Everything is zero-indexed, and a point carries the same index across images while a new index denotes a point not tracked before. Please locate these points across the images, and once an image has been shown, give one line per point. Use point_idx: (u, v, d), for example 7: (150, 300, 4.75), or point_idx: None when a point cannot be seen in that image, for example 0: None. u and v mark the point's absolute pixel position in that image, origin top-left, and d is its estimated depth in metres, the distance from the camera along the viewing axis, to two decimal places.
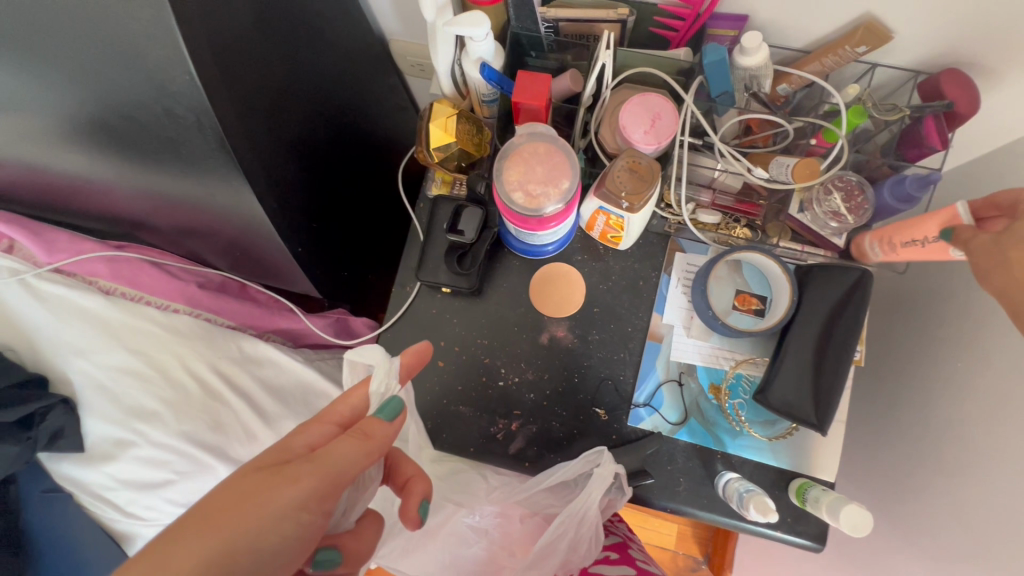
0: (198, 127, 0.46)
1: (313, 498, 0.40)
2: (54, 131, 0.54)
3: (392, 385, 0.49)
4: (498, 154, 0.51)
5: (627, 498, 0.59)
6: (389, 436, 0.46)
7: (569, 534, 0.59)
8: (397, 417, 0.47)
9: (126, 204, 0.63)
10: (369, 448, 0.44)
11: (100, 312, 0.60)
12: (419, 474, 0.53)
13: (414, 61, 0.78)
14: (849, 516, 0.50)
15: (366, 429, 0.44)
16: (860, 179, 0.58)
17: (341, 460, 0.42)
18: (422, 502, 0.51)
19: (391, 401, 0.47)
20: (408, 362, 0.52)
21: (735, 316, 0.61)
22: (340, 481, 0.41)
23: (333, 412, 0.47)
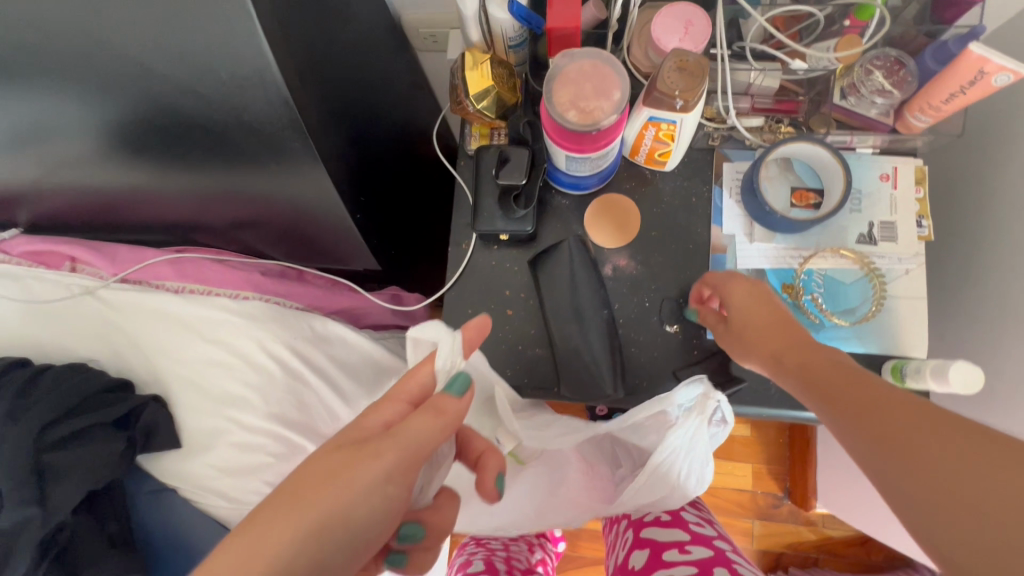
0: (260, 87, 0.46)
1: (397, 471, 0.37)
2: (113, 134, 0.55)
3: (458, 363, 0.42)
4: (546, 78, 0.52)
5: (731, 423, 0.56)
6: (463, 411, 0.41)
7: (684, 462, 0.57)
8: (468, 392, 0.42)
9: (183, 204, 0.64)
10: (445, 424, 0.39)
11: (176, 311, 0.61)
12: (491, 448, 0.50)
13: (427, 32, 0.78)
14: (959, 373, 0.49)
15: (439, 404, 0.40)
16: (899, 53, 0.59)
17: (419, 437, 0.38)
18: (497, 475, 0.49)
19: (459, 375, 0.42)
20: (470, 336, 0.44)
21: (795, 213, 0.61)
22: (421, 457, 0.38)
23: (399, 388, 0.42)
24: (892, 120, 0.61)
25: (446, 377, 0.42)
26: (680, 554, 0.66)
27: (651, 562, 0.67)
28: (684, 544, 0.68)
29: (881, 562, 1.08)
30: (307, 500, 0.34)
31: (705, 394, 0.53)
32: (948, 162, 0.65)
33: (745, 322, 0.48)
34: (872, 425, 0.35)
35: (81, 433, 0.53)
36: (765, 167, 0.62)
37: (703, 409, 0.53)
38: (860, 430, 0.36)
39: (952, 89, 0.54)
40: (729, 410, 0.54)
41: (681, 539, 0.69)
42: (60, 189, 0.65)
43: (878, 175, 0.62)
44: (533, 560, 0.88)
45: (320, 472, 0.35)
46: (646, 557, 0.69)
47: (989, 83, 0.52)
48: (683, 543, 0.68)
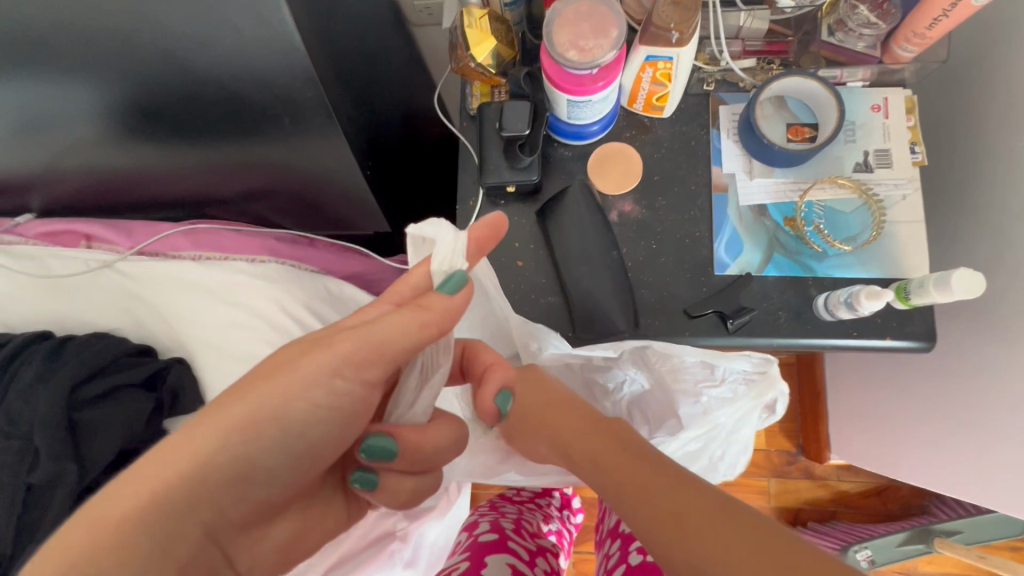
0: (272, 39, 0.47)
1: (350, 362, 0.38)
2: (125, 105, 0.56)
3: (456, 260, 0.41)
4: (544, 23, 0.54)
5: (778, 415, 0.63)
6: (451, 311, 0.41)
7: (721, 444, 0.64)
8: (463, 290, 0.41)
9: (194, 175, 0.66)
10: (422, 319, 0.39)
11: (195, 277, 0.62)
12: (498, 362, 0.53)
13: (422, 4, 0.80)
14: (961, 279, 0.51)
15: (422, 301, 0.40)
16: None
17: (384, 331, 0.39)
18: (500, 392, 0.51)
19: (454, 275, 0.41)
20: (478, 236, 0.43)
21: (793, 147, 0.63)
22: (382, 351, 0.39)
23: (391, 291, 0.43)
24: (879, 52, 0.63)
25: (441, 276, 0.41)
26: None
27: (639, 531, 0.71)
28: None
29: (896, 510, 1.09)
30: (265, 385, 0.37)
31: (769, 373, 0.57)
32: (937, 94, 0.67)
33: (537, 417, 0.53)
34: (592, 466, 0.48)
35: (113, 392, 0.54)
36: (760, 106, 0.64)
37: (762, 389, 0.58)
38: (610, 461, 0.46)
39: (936, 13, 0.55)
40: (784, 403, 0.61)
41: None
42: (71, 169, 0.66)
43: (870, 107, 0.64)
44: (545, 530, 0.89)
45: (281, 359, 0.38)
46: None
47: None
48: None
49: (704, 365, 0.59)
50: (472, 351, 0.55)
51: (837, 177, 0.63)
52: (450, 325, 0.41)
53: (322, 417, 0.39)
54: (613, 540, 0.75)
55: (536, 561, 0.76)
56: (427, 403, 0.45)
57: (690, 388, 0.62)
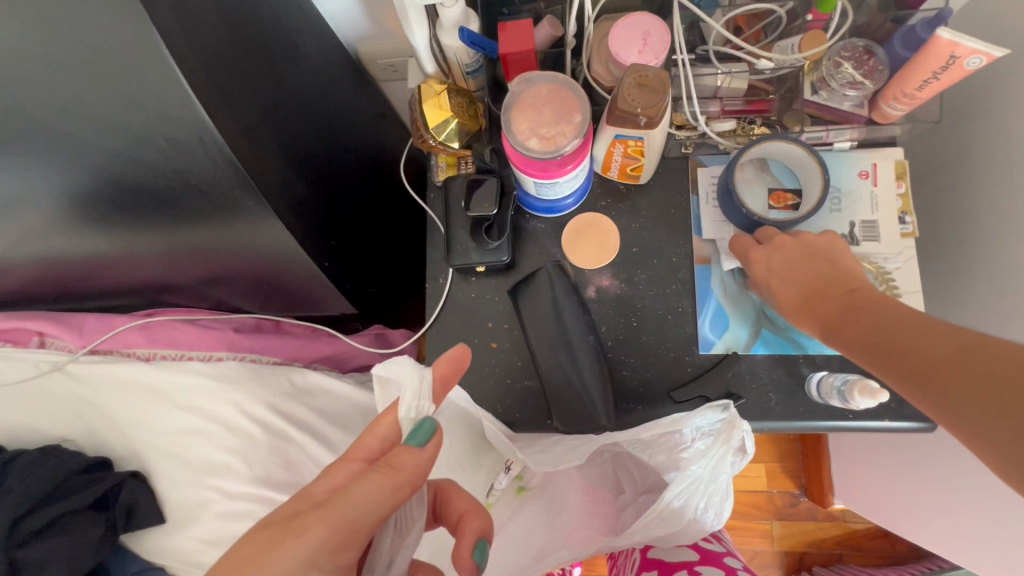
0: (204, 149, 0.44)
1: (324, 550, 0.33)
2: (63, 207, 0.53)
3: (424, 406, 0.40)
4: (503, 107, 0.50)
5: (751, 456, 0.53)
6: (421, 466, 0.38)
7: (703, 495, 0.54)
8: (432, 440, 0.39)
9: (147, 267, 0.63)
10: (399, 482, 0.36)
11: (147, 379, 0.58)
12: (473, 508, 0.46)
13: (385, 62, 0.76)
14: None
15: (391, 459, 0.37)
16: (867, 43, 0.57)
17: (363, 502, 0.35)
18: (476, 543, 0.43)
19: (422, 423, 0.39)
20: (444, 373, 0.41)
21: (774, 215, 0.59)
22: (361, 528, 0.34)
23: (359, 445, 0.39)
24: (866, 111, 0.59)
25: (408, 425, 0.39)
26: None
27: None
28: (693, 564, 0.63)
29: (906, 552, 1.05)
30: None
31: (730, 417, 0.51)
32: (932, 146, 0.63)
33: (786, 277, 0.47)
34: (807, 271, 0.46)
35: (59, 519, 0.51)
36: (741, 168, 0.60)
37: (727, 436, 0.52)
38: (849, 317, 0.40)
39: (925, 75, 0.52)
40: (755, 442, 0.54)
41: (689, 560, 0.64)
42: (23, 265, 0.64)
43: (857, 173, 0.61)
44: None
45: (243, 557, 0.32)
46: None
47: (948, 65, 0.50)
48: (691, 563, 0.63)
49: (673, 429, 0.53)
50: (446, 495, 0.47)
51: None
52: (423, 480, 0.38)
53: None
54: None
55: None
56: (405, 562, 0.40)
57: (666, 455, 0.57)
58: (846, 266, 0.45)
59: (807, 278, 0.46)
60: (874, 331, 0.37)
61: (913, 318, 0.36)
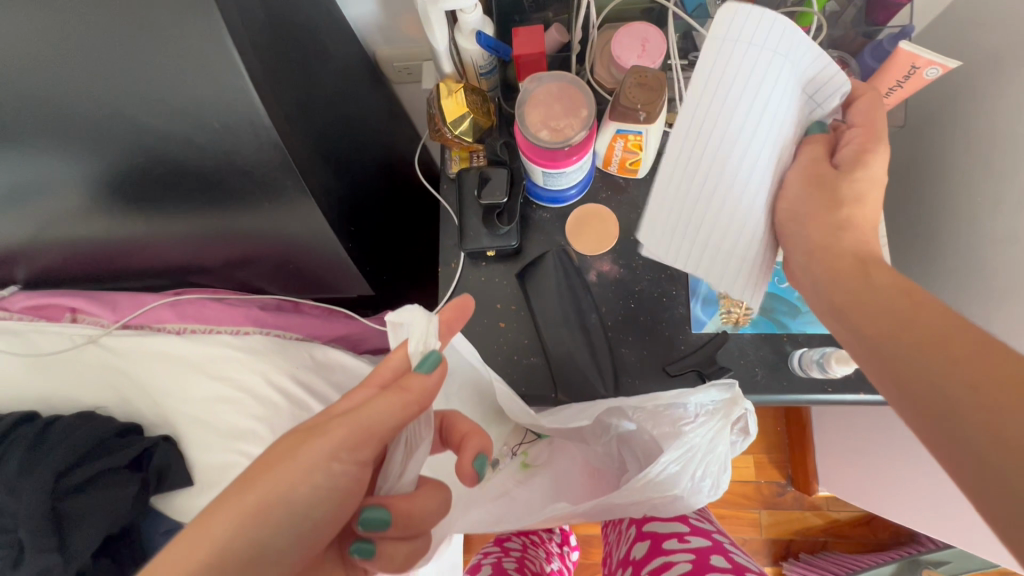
0: (251, 132, 0.49)
1: (343, 447, 0.39)
2: (109, 188, 0.58)
3: (429, 341, 0.44)
4: (517, 102, 0.55)
5: (752, 437, 0.60)
6: (429, 388, 0.42)
7: (700, 464, 0.57)
8: (438, 368, 0.43)
9: (179, 249, 0.67)
10: (408, 399, 0.41)
11: (179, 351, 0.62)
12: (474, 429, 0.50)
13: (401, 65, 0.82)
14: None
15: (403, 382, 0.42)
16: (840, 54, 0.64)
17: (376, 414, 0.40)
18: (477, 456, 0.47)
19: (429, 355, 0.43)
20: (449, 317, 0.45)
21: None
22: (376, 434, 0.40)
23: (374, 374, 0.44)
24: None
25: (418, 357, 0.43)
26: (680, 543, 0.67)
27: (649, 554, 0.68)
28: (683, 534, 0.69)
29: (887, 539, 1.10)
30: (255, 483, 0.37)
31: (733, 395, 0.56)
32: (900, 148, 0.70)
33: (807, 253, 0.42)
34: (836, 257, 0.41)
35: (98, 476, 0.54)
36: None
37: (727, 411, 0.55)
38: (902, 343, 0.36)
39: (891, 84, 0.58)
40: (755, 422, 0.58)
41: (680, 530, 0.70)
42: (59, 246, 0.68)
43: None
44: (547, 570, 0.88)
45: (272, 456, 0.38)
46: (647, 548, 0.70)
47: (911, 71, 0.56)
48: (681, 534, 0.69)
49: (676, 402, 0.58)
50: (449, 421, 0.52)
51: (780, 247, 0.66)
52: (430, 400, 0.43)
53: (314, 507, 0.38)
54: (623, 569, 0.72)
55: None
56: (416, 471, 0.44)
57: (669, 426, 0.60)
58: (872, 244, 0.42)
59: (838, 259, 0.41)
60: (918, 357, 0.34)
61: (959, 338, 0.34)
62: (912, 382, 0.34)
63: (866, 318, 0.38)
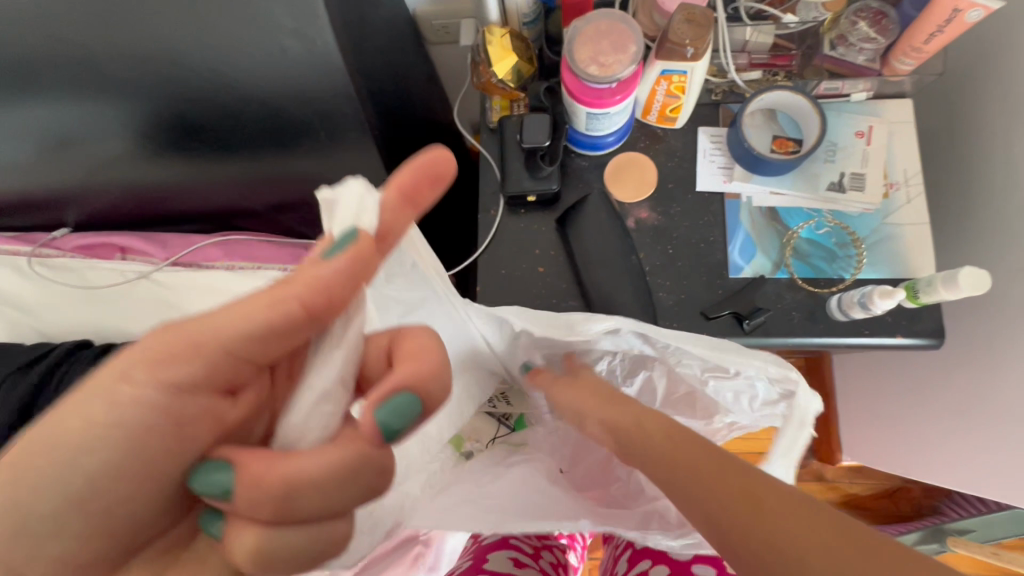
0: (312, 60, 0.51)
1: (169, 358, 0.32)
2: (165, 125, 0.59)
3: (363, 217, 0.33)
4: (565, 40, 0.56)
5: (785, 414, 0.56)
6: (321, 275, 0.31)
7: None
8: (345, 246, 0.31)
9: (228, 189, 0.69)
10: (276, 292, 0.31)
11: (229, 286, 0.64)
12: (421, 348, 0.33)
13: (440, 23, 0.83)
14: (969, 277, 0.53)
15: (287, 274, 0.32)
16: (881, 5, 0.65)
17: (229, 317, 0.31)
18: (396, 392, 0.31)
19: (346, 233, 0.32)
20: (405, 183, 0.35)
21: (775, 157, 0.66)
22: (211, 340, 0.31)
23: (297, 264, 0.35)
24: (879, 65, 0.67)
25: (335, 235, 0.33)
26: None
27: None
28: None
29: (909, 510, 1.11)
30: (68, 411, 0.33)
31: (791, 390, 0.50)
32: (937, 103, 0.71)
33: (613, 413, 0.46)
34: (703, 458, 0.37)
35: None
36: (750, 116, 0.68)
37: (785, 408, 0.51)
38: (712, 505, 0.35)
39: (931, 30, 0.60)
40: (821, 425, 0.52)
41: None
42: (112, 188, 0.70)
43: (853, 133, 0.68)
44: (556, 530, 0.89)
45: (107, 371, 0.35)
46: None
47: (953, 14, 0.57)
48: None
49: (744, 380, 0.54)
50: (401, 341, 0.35)
51: (818, 194, 0.67)
52: (316, 297, 0.31)
53: (91, 447, 0.32)
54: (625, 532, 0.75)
55: (541, 554, 0.77)
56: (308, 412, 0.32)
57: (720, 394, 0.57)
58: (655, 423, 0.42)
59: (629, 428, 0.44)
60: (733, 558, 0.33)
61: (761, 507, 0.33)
62: (740, 548, 0.33)
63: (704, 519, 0.35)
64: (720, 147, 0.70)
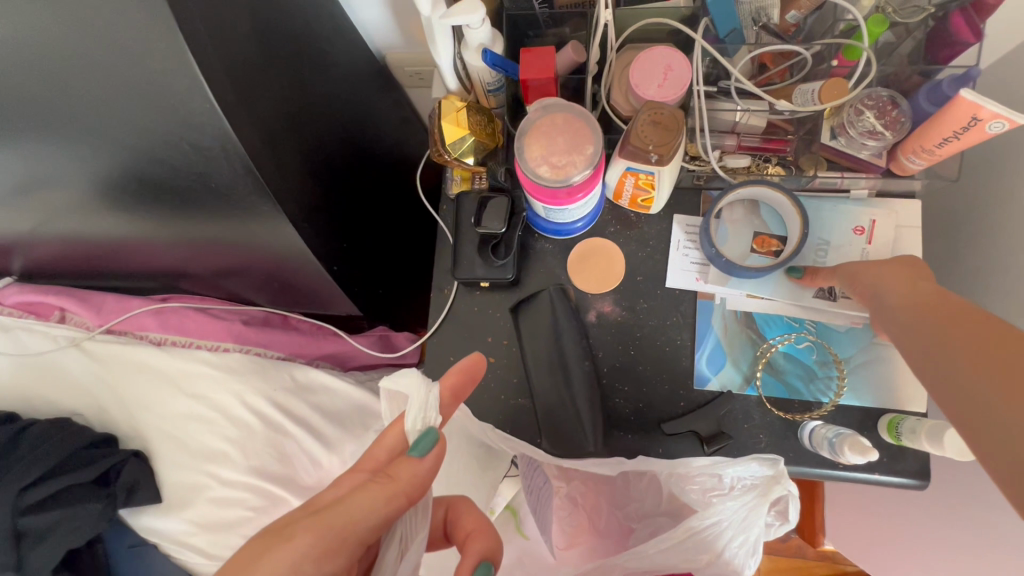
0: (224, 154, 0.46)
1: (313, 556, 0.35)
2: (91, 196, 0.56)
3: (429, 416, 0.42)
4: (517, 134, 0.51)
5: (792, 526, 0.51)
6: (419, 476, 0.40)
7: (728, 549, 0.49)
8: (433, 449, 0.41)
9: (162, 256, 0.64)
10: (393, 490, 0.39)
11: (157, 363, 0.62)
12: (481, 527, 0.46)
13: (413, 70, 0.77)
14: (957, 440, 0.48)
15: (392, 469, 0.40)
16: (891, 93, 0.56)
17: (358, 510, 0.37)
18: (479, 564, 0.43)
19: (426, 433, 0.41)
20: (451, 387, 0.44)
21: (755, 259, 0.59)
22: (349, 534, 0.37)
23: (367, 456, 0.42)
24: (885, 162, 0.59)
25: (414, 434, 0.41)
26: None
27: None
28: None
29: None
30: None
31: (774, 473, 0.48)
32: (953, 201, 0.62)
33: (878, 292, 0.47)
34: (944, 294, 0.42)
35: (61, 493, 0.54)
36: (730, 208, 0.61)
37: (767, 491, 0.48)
38: (946, 336, 0.38)
39: (945, 134, 0.51)
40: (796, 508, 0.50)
41: None
42: (47, 242, 0.66)
43: (851, 229, 0.61)
44: None
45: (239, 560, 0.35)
46: None
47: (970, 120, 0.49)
48: None
49: (708, 471, 0.50)
50: (458, 513, 0.48)
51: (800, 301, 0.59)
52: (419, 492, 0.40)
53: None
54: None
55: None
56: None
57: (697, 498, 0.51)
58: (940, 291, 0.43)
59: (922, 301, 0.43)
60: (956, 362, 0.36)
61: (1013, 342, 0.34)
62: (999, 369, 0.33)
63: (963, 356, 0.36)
64: (694, 240, 0.63)
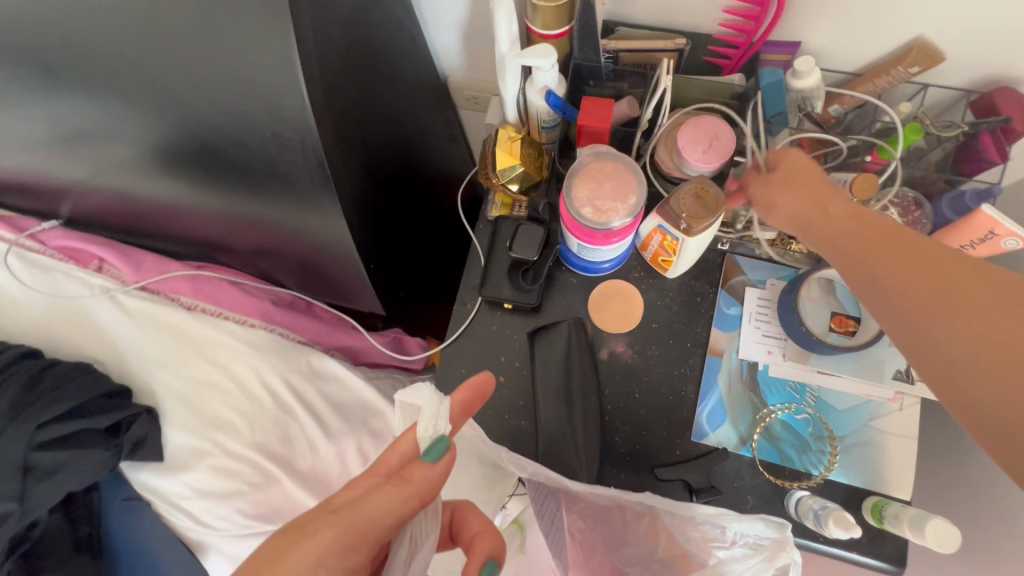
0: (301, 147, 0.50)
1: (331, 553, 0.37)
2: (158, 160, 0.59)
3: (440, 424, 0.42)
4: (567, 174, 0.54)
5: None
6: (432, 479, 0.41)
7: None
8: (444, 458, 0.42)
9: (207, 226, 0.67)
10: (407, 492, 0.40)
11: (186, 326, 0.65)
12: (485, 528, 0.48)
13: (470, 94, 0.82)
14: (936, 530, 0.50)
15: (406, 473, 0.41)
16: (917, 195, 0.60)
17: (373, 510, 0.39)
18: (485, 561, 0.45)
19: (438, 441, 0.42)
20: (462, 401, 0.45)
21: (832, 339, 0.61)
22: (367, 535, 0.39)
23: (381, 460, 0.43)
24: None
25: (425, 441, 0.42)
26: None
27: None
28: None
29: None
30: None
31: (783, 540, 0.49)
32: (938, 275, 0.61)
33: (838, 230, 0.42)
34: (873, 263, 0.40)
35: (74, 434, 0.56)
36: (806, 287, 0.62)
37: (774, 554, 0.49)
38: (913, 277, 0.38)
39: (962, 242, 0.56)
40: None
41: None
42: (102, 194, 0.68)
43: None
44: None
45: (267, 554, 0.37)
46: None
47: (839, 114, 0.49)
48: None
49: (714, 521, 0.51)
50: (462, 517, 0.50)
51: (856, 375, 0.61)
52: (432, 494, 0.42)
53: None
54: None
55: None
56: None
57: (698, 546, 0.52)
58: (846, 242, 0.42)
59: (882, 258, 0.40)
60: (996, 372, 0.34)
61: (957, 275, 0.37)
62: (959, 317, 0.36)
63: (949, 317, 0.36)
64: (767, 314, 0.65)
